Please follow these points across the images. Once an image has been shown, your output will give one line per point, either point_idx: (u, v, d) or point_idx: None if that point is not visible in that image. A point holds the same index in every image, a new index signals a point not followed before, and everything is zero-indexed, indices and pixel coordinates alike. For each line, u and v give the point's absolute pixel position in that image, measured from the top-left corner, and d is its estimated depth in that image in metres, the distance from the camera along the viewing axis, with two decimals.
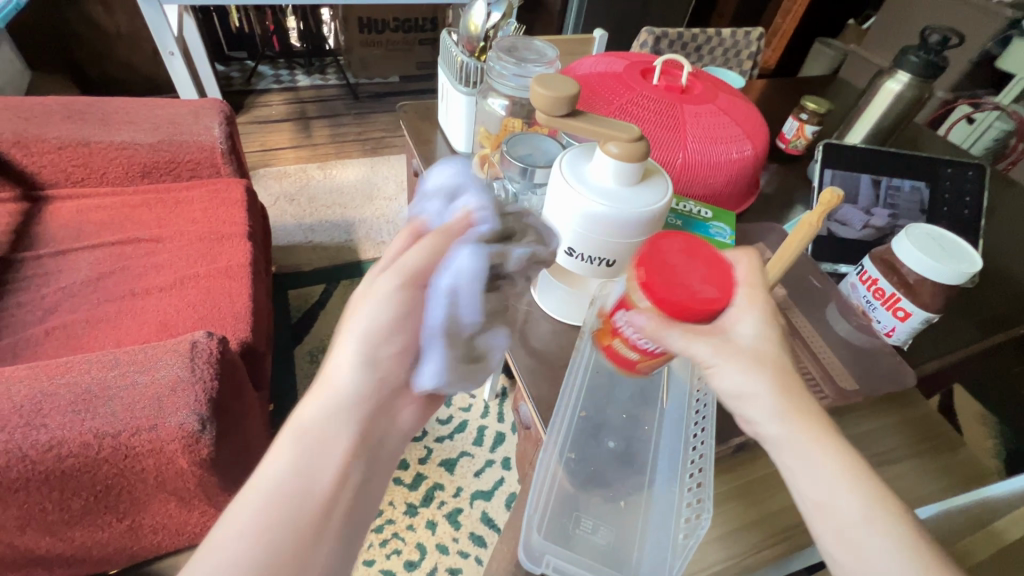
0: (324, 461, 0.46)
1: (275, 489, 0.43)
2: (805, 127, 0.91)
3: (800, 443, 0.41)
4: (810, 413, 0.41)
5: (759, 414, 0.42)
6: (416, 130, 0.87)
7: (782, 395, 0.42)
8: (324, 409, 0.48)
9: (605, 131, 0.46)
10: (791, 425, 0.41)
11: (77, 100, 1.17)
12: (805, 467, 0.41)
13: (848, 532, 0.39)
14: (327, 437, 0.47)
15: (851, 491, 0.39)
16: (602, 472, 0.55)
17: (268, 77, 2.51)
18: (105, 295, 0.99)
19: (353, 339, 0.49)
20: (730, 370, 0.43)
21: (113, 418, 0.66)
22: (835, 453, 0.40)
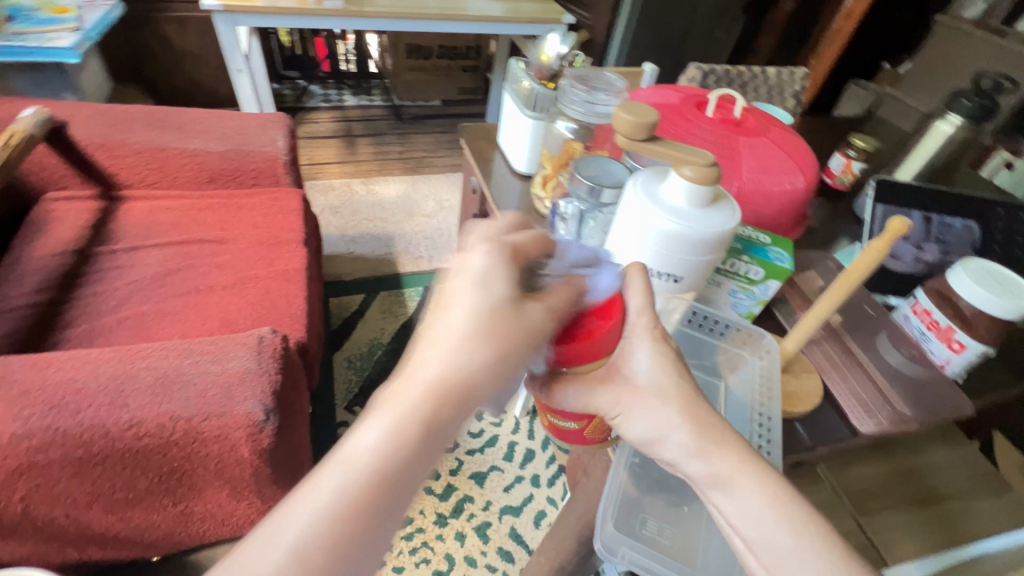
0: (415, 443, 0.39)
1: (357, 470, 0.37)
2: (852, 163, 0.93)
3: (722, 469, 0.46)
4: (717, 438, 0.47)
5: (673, 455, 0.48)
6: (478, 150, 0.92)
7: (687, 432, 0.47)
8: (428, 379, 0.40)
9: (681, 156, 0.50)
10: (706, 462, 0.46)
11: (156, 110, 1.26)
12: (727, 498, 0.46)
13: (766, 543, 0.43)
14: (437, 423, 0.40)
15: (772, 505, 0.44)
16: (665, 477, 0.57)
17: (318, 96, 2.63)
18: (172, 291, 1.05)
19: (460, 307, 0.41)
20: (644, 413, 0.48)
21: (187, 402, 0.70)
22: (746, 483, 0.45)
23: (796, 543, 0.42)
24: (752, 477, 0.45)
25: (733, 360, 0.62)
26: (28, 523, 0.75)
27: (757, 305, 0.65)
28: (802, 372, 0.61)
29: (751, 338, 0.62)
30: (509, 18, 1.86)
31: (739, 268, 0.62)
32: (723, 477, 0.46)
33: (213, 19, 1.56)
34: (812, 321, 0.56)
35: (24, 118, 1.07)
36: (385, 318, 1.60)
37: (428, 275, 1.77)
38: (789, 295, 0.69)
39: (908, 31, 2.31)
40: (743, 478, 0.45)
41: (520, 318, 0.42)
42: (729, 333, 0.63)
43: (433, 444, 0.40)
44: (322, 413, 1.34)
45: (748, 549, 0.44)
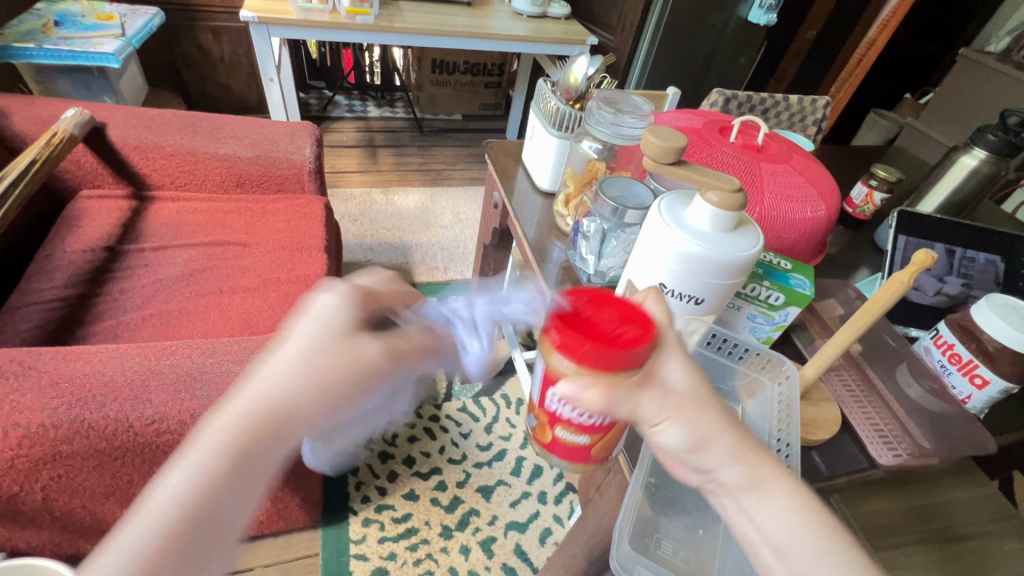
0: (266, 436, 0.38)
1: (216, 447, 0.37)
2: (874, 193, 0.93)
3: (763, 478, 0.42)
4: (753, 447, 0.43)
5: (692, 458, 0.44)
6: (501, 166, 0.94)
7: (712, 436, 0.43)
8: (295, 370, 0.40)
9: (707, 181, 0.51)
10: (727, 466, 0.43)
11: (190, 115, 1.30)
12: (746, 506, 0.42)
13: (802, 560, 0.39)
14: (300, 412, 0.39)
15: (807, 519, 0.40)
16: (682, 498, 0.56)
17: (343, 106, 2.70)
18: (196, 291, 1.07)
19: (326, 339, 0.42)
20: (678, 420, 0.43)
21: (208, 401, 0.72)
22: (770, 488, 0.42)
23: (823, 548, 0.39)
24: (778, 484, 0.41)
25: (752, 385, 0.62)
26: (46, 512, 0.77)
27: (776, 331, 0.65)
28: (821, 401, 0.60)
29: (771, 362, 0.60)
30: (534, 38, 1.89)
31: (760, 294, 0.62)
32: (743, 484, 0.42)
33: (248, 30, 1.61)
34: (834, 348, 0.56)
35: (66, 118, 1.11)
36: None
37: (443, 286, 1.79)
38: (808, 322, 0.69)
39: (931, 63, 2.31)
40: (767, 478, 0.42)
41: (349, 348, 0.41)
42: (747, 357, 0.61)
43: (277, 442, 0.39)
44: None
45: (774, 557, 0.40)
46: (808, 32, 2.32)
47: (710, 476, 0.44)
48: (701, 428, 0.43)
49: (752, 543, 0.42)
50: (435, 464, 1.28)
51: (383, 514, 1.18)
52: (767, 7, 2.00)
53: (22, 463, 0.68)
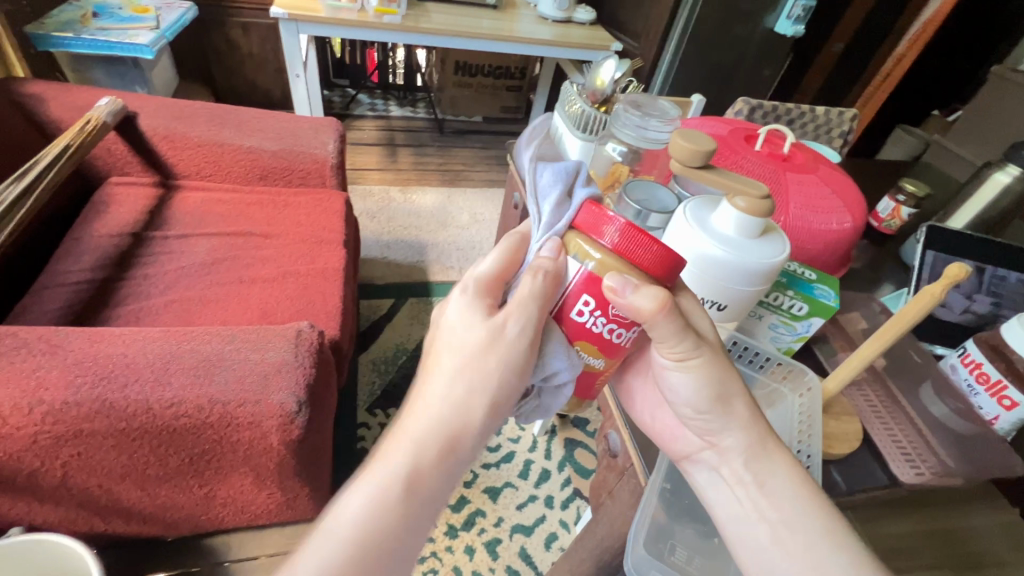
0: (396, 510, 0.44)
1: (343, 538, 0.42)
2: (901, 208, 0.92)
3: (761, 461, 0.50)
4: (758, 430, 0.51)
5: (699, 427, 0.53)
6: (523, 167, 0.94)
7: (729, 415, 0.51)
8: (432, 436, 0.46)
9: (735, 186, 0.51)
10: (730, 437, 0.51)
11: (219, 108, 1.33)
12: (741, 482, 0.50)
13: (794, 535, 0.46)
14: (426, 451, 0.45)
15: (802, 502, 0.47)
16: (695, 507, 0.57)
17: (365, 105, 2.72)
18: (217, 279, 1.09)
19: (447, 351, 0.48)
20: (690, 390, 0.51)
21: (226, 386, 0.73)
22: (769, 475, 0.49)
23: (825, 528, 0.45)
24: (782, 464, 0.49)
25: (771, 395, 0.61)
26: (65, 490, 0.78)
27: (797, 342, 0.64)
28: (842, 415, 0.59)
29: (793, 373, 0.59)
30: (558, 42, 1.90)
31: (783, 303, 0.61)
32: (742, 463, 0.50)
33: (278, 26, 1.64)
34: (856, 360, 0.55)
35: (100, 107, 1.14)
36: (412, 325, 1.62)
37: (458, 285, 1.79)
38: (831, 335, 0.68)
39: (962, 79, 2.27)
40: (769, 462, 0.50)
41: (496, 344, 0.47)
42: (768, 367, 0.61)
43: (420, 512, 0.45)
44: (344, 412, 1.36)
45: (771, 539, 0.47)
46: (834, 45, 2.29)
47: (709, 446, 0.53)
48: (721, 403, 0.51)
49: (743, 522, 0.49)
50: None
51: None
52: (795, 18, 1.94)
53: (45, 439, 0.69)
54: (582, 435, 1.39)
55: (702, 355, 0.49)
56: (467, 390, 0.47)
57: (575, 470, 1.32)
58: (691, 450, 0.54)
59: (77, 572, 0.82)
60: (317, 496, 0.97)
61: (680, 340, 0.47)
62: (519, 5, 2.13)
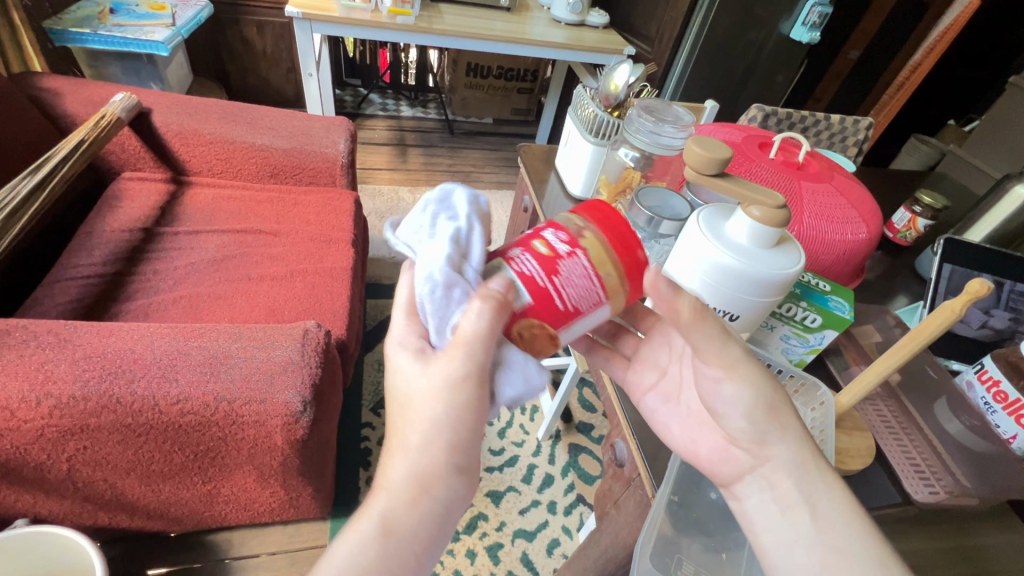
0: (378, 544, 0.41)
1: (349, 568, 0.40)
2: (917, 219, 0.90)
3: (808, 476, 0.46)
4: (801, 444, 0.48)
5: (746, 445, 0.49)
6: (534, 170, 0.94)
7: (771, 427, 0.48)
8: (412, 472, 0.41)
9: (751, 196, 0.50)
10: (775, 450, 0.48)
11: (231, 105, 1.33)
12: (793, 501, 0.47)
13: (839, 556, 0.43)
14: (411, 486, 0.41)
15: (848, 521, 0.44)
16: (703, 519, 0.56)
17: (376, 104, 2.74)
18: (226, 276, 1.09)
19: (411, 375, 0.42)
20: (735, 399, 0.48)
21: (232, 384, 0.73)
22: (819, 495, 0.46)
23: (875, 548, 0.42)
24: (831, 484, 0.46)
25: None
26: (71, 483, 0.78)
27: (810, 354, 0.63)
28: (855, 430, 0.58)
29: (806, 386, 0.59)
30: (570, 46, 1.90)
31: (796, 314, 0.60)
32: (790, 479, 0.47)
33: (292, 25, 1.65)
34: (872, 377, 0.53)
35: (115, 102, 1.15)
36: None
37: None
38: (844, 347, 0.67)
39: (980, 89, 2.23)
40: (814, 477, 0.46)
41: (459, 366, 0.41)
42: (780, 379, 0.60)
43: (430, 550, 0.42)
44: (348, 412, 1.36)
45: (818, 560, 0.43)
46: (850, 53, 2.27)
47: (757, 463, 0.49)
48: (766, 421, 0.47)
49: (785, 542, 0.46)
50: None
51: None
52: (810, 24, 1.96)
53: (51, 433, 0.69)
54: (586, 441, 1.38)
55: (747, 369, 0.46)
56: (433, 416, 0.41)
57: (579, 476, 1.31)
58: (737, 470, 0.51)
59: (81, 565, 0.83)
60: (320, 495, 0.97)
61: (724, 346, 0.47)
62: (532, 7, 2.13)
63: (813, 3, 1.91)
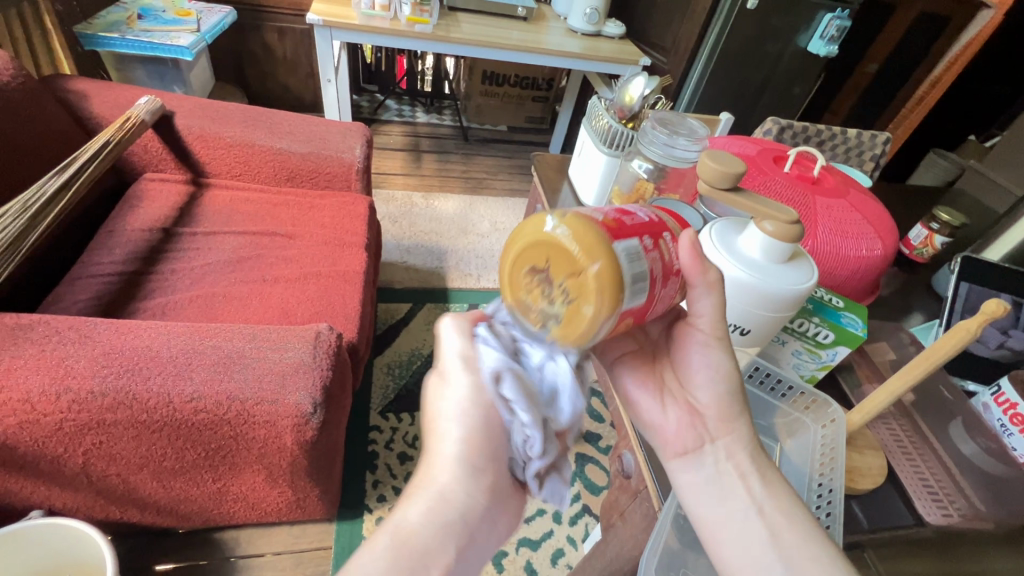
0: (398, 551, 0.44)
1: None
2: (934, 236, 0.89)
3: (762, 466, 0.50)
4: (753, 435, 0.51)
5: (711, 423, 0.51)
6: (547, 180, 0.94)
7: (739, 412, 0.51)
8: (429, 514, 0.46)
9: (764, 211, 0.49)
10: (739, 426, 0.51)
11: (252, 109, 1.36)
12: (745, 474, 0.49)
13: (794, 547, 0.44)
14: (437, 519, 0.46)
15: (801, 514, 0.47)
16: None
17: (393, 110, 2.77)
18: (241, 277, 1.11)
19: (450, 420, 0.47)
20: (705, 365, 0.50)
21: (244, 384, 0.74)
22: (771, 474, 0.49)
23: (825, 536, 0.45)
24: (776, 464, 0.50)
25: (793, 424, 0.59)
26: (85, 477, 0.80)
27: (821, 370, 0.62)
28: (866, 449, 0.58)
29: (816, 403, 0.56)
30: (586, 56, 1.91)
31: (808, 330, 0.60)
32: (747, 456, 0.50)
33: (312, 32, 1.68)
34: (884, 395, 0.52)
35: (140, 105, 1.18)
36: (429, 330, 1.63)
37: (476, 293, 1.80)
38: (857, 364, 0.66)
39: (1001, 105, 2.20)
40: (768, 472, 0.49)
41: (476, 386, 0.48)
42: (790, 396, 0.58)
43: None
44: (357, 415, 1.36)
45: (775, 548, 0.45)
46: (868, 66, 2.24)
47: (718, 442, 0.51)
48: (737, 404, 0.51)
49: (731, 519, 0.48)
50: None
51: None
52: (828, 38, 1.96)
53: (69, 427, 0.71)
54: (593, 451, 1.37)
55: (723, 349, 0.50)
56: (461, 471, 0.47)
57: (585, 487, 1.30)
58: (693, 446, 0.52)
59: (93, 558, 0.84)
60: (327, 496, 0.98)
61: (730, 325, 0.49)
62: (549, 17, 2.15)
63: (831, 17, 1.91)
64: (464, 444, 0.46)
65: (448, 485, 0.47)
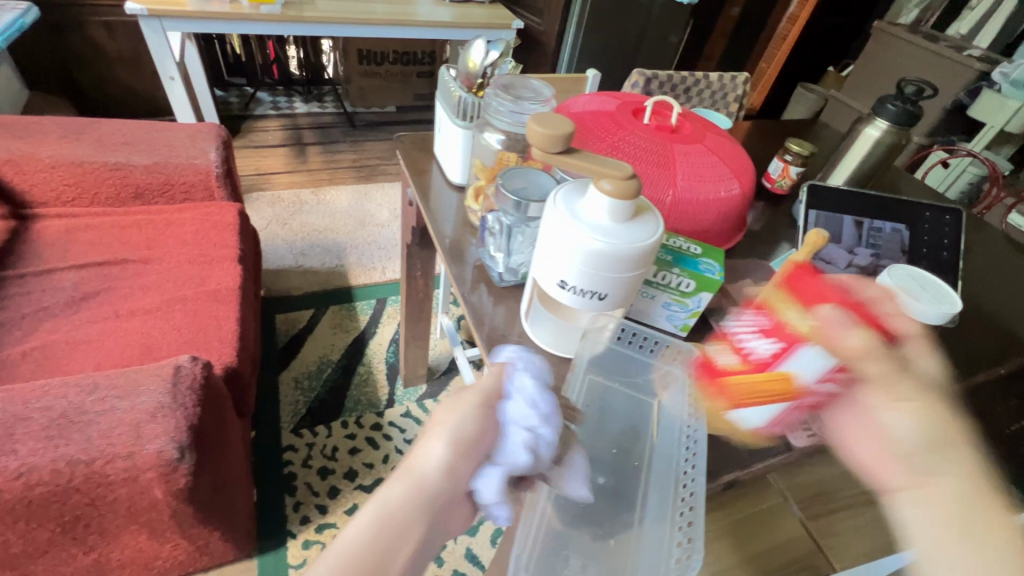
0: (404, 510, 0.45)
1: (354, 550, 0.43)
2: (790, 167, 0.94)
3: (974, 525, 0.34)
4: (984, 485, 0.35)
5: (901, 466, 0.38)
6: (413, 161, 0.88)
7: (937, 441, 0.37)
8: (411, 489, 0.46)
9: (599, 169, 0.47)
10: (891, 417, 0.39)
11: (73, 121, 1.17)
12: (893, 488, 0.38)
13: None
14: (392, 514, 0.45)
15: None
16: (593, 508, 0.53)
17: (267, 103, 2.53)
18: (89, 317, 0.97)
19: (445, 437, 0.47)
20: (893, 411, 0.38)
21: (88, 444, 0.64)
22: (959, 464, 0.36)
23: None
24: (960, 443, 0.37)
25: (663, 377, 0.58)
26: None
27: (691, 318, 0.63)
28: None
29: (682, 352, 0.57)
30: (458, 23, 1.82)
31: (670, 281, 0.60)
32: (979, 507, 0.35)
33: (137, 24, 1.47)
34: (740, 335, 0.53)
35: None
36: (336, 334, 1.53)
37: (382, 287, 1.71)
38: (723, 304, 0.68)
39: (850, 36, 2.40)
40: (982, 523, 0.34)
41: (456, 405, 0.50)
42: (659, 349, 0.57)
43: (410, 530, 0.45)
44: (267, 437, 1.27)
45: None
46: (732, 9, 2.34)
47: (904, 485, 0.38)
48: (930, 420, 0.37)
49: None
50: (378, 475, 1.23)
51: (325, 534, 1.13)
52: None
53: None
54: None
55: (922, 399, 0.38)
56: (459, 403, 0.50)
57: None
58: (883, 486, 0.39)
59: None
60: (232, 536, 0.90)
61: (897, 381, 0.39)
62: None
63: None
64: (454, 453, 0.47)
65: (438, 510, 0.47)
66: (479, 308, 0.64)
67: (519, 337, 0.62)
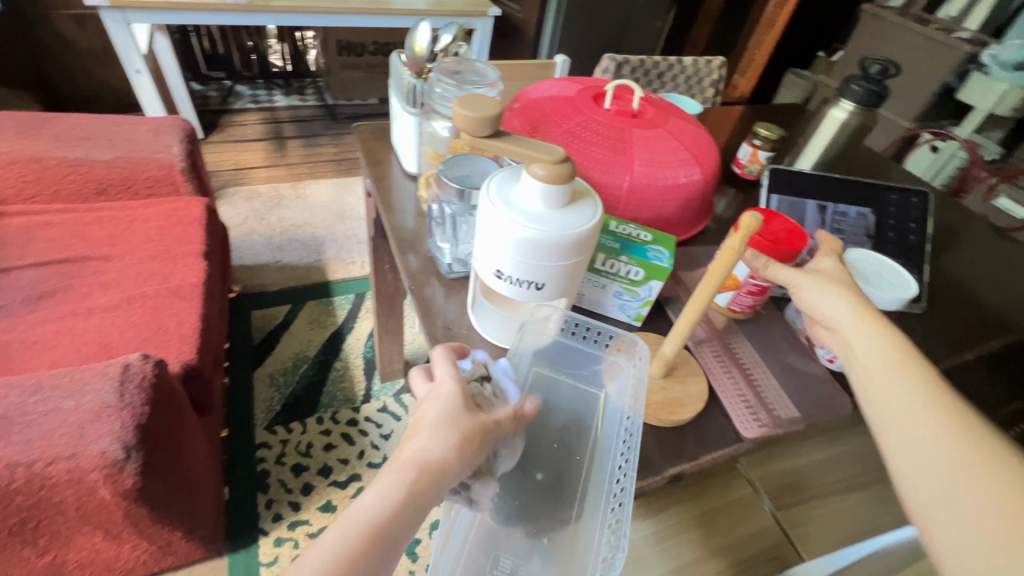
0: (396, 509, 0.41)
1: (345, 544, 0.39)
2: (758, 152, 0.92)
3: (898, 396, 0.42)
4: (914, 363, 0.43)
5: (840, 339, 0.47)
6: (371, 151, 0.86)
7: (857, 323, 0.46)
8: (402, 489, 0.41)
9: (529, 153, 0.45)
10: (864, 359, 0.45)
11: (31, 117, 1.15)
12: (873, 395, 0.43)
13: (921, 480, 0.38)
14: (387, 523, 0.40)
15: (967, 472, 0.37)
16: (530, 507, 0.52)
17: (246, 97, 2.49)
18: (46, 315, 0.95)
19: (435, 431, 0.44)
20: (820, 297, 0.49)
21: (28, 446, 0.63)
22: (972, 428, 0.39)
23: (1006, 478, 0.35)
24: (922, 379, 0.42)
25: (611, 368, 0.57)
26: None
27: (644, 307, 0.61)
28: (688, 375, 0.57)
29: (625, 343, 0.55)
30: (433, 11, 1.78)
31: (619, 269, 0.58)
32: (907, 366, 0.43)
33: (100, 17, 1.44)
34: (685, 324, 0.52)
35: None
36: (313, 329, 1.52)
37: (361, 281, 1.69)
38: (678, 293, 0.66)
39: (838, 20, 2.36)
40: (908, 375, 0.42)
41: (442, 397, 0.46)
42: (611, 343, 0.56)
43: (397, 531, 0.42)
44: (240, 434, 1.26)
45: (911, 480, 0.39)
46: None
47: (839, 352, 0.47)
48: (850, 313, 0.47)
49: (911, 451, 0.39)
50: (353, 471, 1.22)
51: (297, 531, 1.12)
52: None
53: None
54: None
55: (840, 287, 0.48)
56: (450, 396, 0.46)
57: None
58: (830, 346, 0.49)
59: None
60: (196, 535, 0.89)
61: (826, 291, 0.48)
62: None
63: None
64: (452, 449, 0.43)
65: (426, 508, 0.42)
66: (427, 301, 0.63)
67: (467, 330, 0.60)
